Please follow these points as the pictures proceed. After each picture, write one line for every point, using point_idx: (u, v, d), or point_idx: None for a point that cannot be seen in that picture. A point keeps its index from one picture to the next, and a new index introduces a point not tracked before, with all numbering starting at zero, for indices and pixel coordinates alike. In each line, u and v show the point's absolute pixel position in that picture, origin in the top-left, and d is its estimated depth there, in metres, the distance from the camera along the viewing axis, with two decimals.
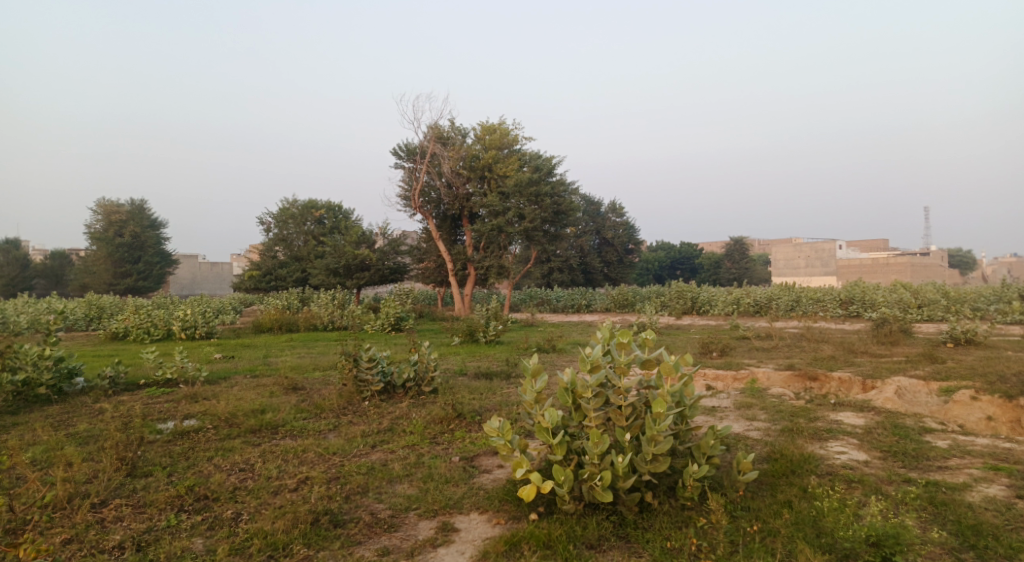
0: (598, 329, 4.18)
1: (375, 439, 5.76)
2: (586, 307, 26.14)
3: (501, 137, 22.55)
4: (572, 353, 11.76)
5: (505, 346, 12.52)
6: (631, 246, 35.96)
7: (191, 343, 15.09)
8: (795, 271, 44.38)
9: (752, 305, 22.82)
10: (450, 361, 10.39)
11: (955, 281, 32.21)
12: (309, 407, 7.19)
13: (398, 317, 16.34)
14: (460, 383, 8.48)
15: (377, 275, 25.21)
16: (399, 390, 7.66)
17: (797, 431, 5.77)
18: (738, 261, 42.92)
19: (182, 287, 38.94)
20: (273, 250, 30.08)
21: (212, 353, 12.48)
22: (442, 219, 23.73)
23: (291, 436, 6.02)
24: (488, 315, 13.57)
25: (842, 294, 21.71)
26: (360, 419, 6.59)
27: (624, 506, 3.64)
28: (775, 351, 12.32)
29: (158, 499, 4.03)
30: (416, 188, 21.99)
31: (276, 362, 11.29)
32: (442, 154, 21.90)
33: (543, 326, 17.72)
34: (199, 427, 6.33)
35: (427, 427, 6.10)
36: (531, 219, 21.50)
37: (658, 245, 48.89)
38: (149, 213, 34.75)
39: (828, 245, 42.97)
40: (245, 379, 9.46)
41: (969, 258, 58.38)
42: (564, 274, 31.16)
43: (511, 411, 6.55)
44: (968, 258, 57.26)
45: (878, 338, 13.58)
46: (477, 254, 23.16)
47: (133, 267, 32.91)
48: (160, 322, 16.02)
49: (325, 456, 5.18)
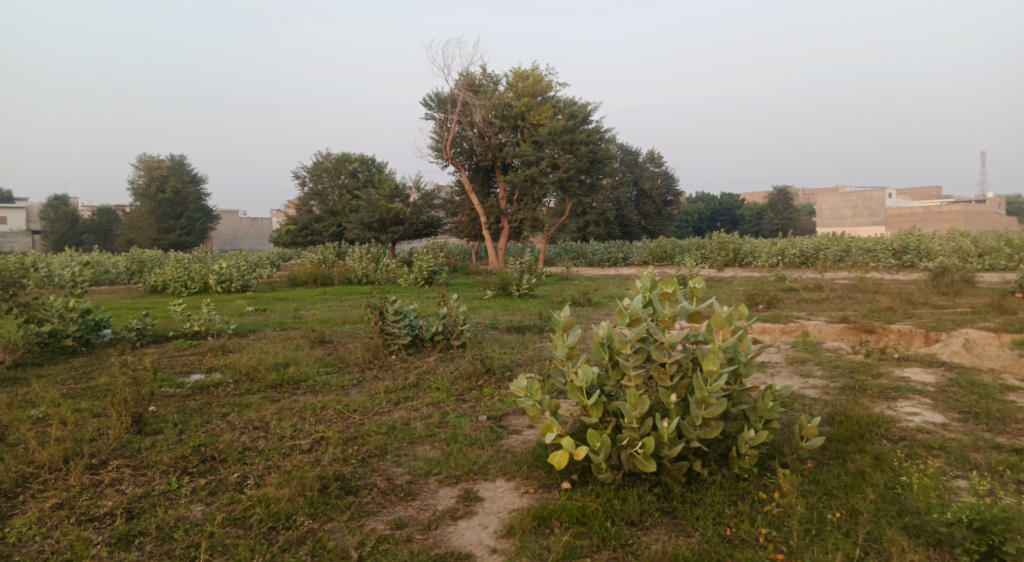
0: (639, 278, 3.71)
1: (400, 396, 5.42)
2: (623, 259, 25.52)
3: (535, 84, 21.72)
4: (609, 306, 11.30)
5: (539, 299, 12.11)
6: (670, 197, 34.90)
7: (225, 296, 15.00)
8: (841, 221, 42.80)
9: (798, 256, 21.91)
10: (481, 315, 10.02)
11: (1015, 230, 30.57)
12: (333, 361, 6.89)
13: (431, 271, 15.98)
14: (491, 336, 8.09)
15: (412, 228, 24.89)
16: (427, 344, 7.32)
17: (860, 389, 5.24)
18: (782, 212, 41.47)
19: (223, 243, 39.32)
20: (309, 204, 29.97)
21: (244, 307, 12.33)
22: (476, 169, 23.16)
23: (312, 392, 5.71)
24: (522, 267, 13.16)
25: (895, 244, 20.65)
26: (385, 375, 6.27)
27: (669, 477, 3.21)
28: (825, 304, 11.65)
29: (162, 458, 3.73)
30: (449, 139, 21.45)
31: (306, 315, 11.07)
32: (474, 103, 21.23)
33: (579, 279, 17.25)
34: (219, 382, 6.07)
35: (455, 383, 5.74)
36: (566, 169, 20.81)
37: (698, 196, 47.54)
38: (189, 168, 34.93)
39: (877, 193, 41.25)
40: (274, 332, 9.24)
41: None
42: (600, 227, 30.41)
43: (543, 367, 6.15)
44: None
45: (936, 289, 12.76)
46: (511, 206, 22.61)
47: (176, 223, 33.24)
48: (197, 276, 15.98)
49: (344, 414, 4.85)
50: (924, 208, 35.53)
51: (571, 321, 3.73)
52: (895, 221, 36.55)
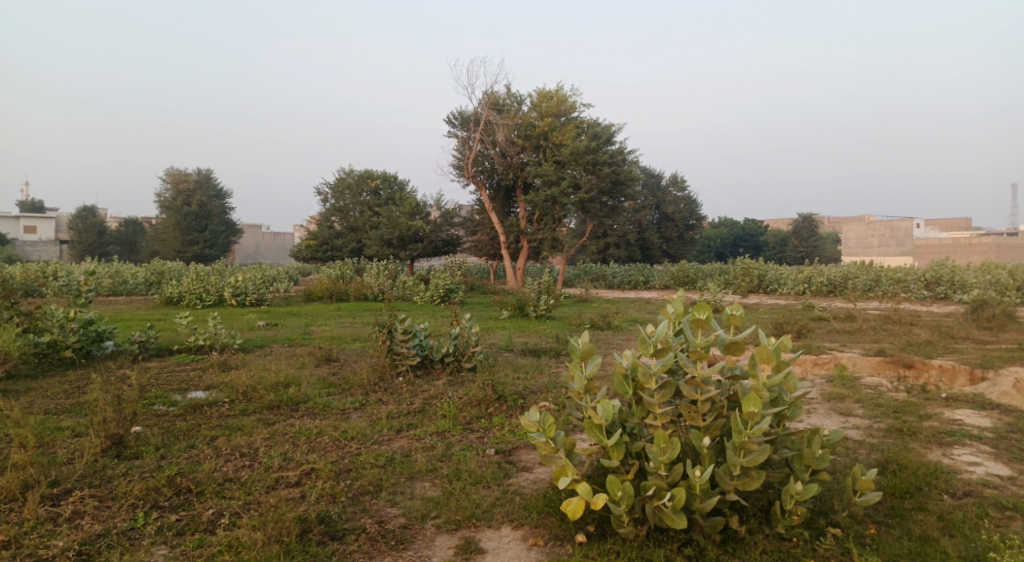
0: (668, 302, 3.29)
1: (403, 422, 5.03)
2: (643, 283, 25.02)
3: (559, 104, 21.48)
4: (629, 331, 10.85)
5: (557, 321, 11.69)
6: (692, 221, 34.37)
7: (239, 309, 14.77)
8: (867, 251, 41.96)
9: (826, 285, 21.28)
10: (496, 336, 9.61)
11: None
12: (337, 382, 6.52)
13: (448, 289, 15.63)
14: (505, 359, 7.68)
15: (431, 246, 24.63)
16: (437, 366, 6.93)
17: (909, 433, 4.75)
18: (806, 240, 40.68)
19: (245, 256, 39.41)
20: (330, 220, 29.88)
21: (255, 321, 12.05)
22: (496, 188, 22.90)
23: (310, 415, 5.32)
24: (540, 288, 12.78)
25: (927, 275, 19.95)
26: (390, 398, 5.88)
27: (702, 535, 2.77)
28: (857, 335, 11.09)
29: (132, 488, 3.36)
30: (470, 158, 21.24)
31: (316, 331, 10.74)
32: (496, 122, 21.01)
33: (599, 302, 16.78)
34: (214, 401, 5.72)
35: (463, 410, 5.33)
36: (587, 190, 20.45)
37: (720, 221, 46.93)
38: (215, 181, 35.15)
39: (905, 223, 40.43)
40: (282, 349, 8.91)
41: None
42: (621, 250, 29.92)
43: (559, 396, 5.72)
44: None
45: (974, 323, 12.15)
46: (532, 227, 22.29)
47: (200, 235, 33.34)
48: (212, 288, 15.78)
49: (340, 442, 4.45)
50: (954, 239, 34.64)
51: (591, 348, 3.30)
52: (923, 251, 35.69)
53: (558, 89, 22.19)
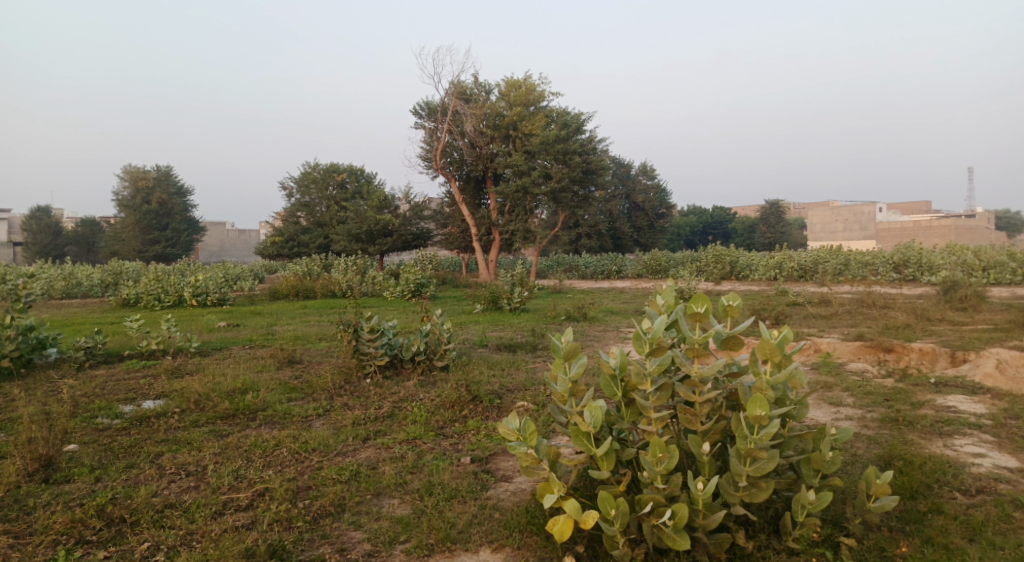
0: (659, 294, 2.99)
1: (370, 429, 4.65)
2: (616, 273, 24.83)
3: (527, 93, 21.14)
4: (606, 322, 10.58)
5: (532, 314, 11.38)
6: (662, 210, 34.31)
7: (200, 310, 14.16)
8: (832, 236, 42.55)
9: (796, 270, 21.29)
10: (468, 331, 9.25)
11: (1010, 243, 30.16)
12: (300, 385, 6.12)
13: (418, 283, 15.22)
14: (479, 356, 7.33)
15: (400, 240, 24.09)
16: (407, 365, 6.56)
17: (905, 423, 4.51)
18: (774, 226, 40.95)
19: (209, 255, 38.37)
20: (295, 215, 29.14)
21: (216, 322, 11.52)
22: (466, 180, 22.48)
23: (269, 425, 4.91)
24: (513, 280, 12.44)
25: (895, 257, 20.05)
26: (357, 402, 5.49)
27: (706, 555, 2.47)
28: (833, 319, 10.96)
29: (53, 521, 2.94)
30: (438, 149, 20.73)
31: (280, 331, 10.25)
32: (465, 112, 20.55)
33: (572, 292, 16.52)
34: (163, 411, 5.27)
35: (435, 413, 4.97)
36: (557, 179, 20.12)
37: (689, 208, 47.07)
38: (176, 179, 34.10)
39: (868, 207, 40.98)
40: (243, 351, 8.44)
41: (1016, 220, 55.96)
42: (592, 240, 29.71)
43: (537, 395, 5.39)
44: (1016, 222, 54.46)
45: (948, 305, 12.13)
46: (502, 218, 21.92)
47: (161, 234, 32.31)
48: (172, 289, 15.11)
49: (300, 455, 4.05)
50: (916, 222, 35.17)
51: (577, 347, 2.98)
52: (886, 234, 36.16)
53: (526, 77, 21.82)
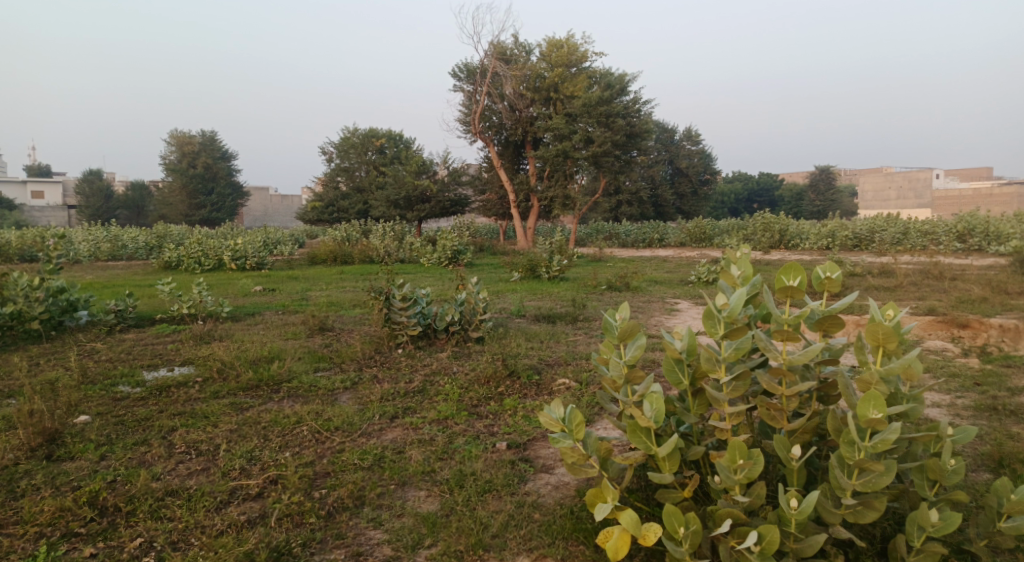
0: (735, 265, 2.50)
1: (399, 406, 4.28)
2: (658, 241, 24.08)
3: (569, 53, 20.32)
4: (650, 293, 10.05)
5: (572, 283, 10.89)
6: (706, 176, 33.19)
7: (237, 274, 14.02)
8: (883, 204, 40.93)
9: (850, 238, 20.28)
10: (506, 300, 8.84)
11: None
12: (328, 354, 5.79)
13: (456, 250, 14.86)
14: (516, 326, 6.91)
15: (439, 206, 23.66)
16: (441, 336, 6.17)
17: (1005, 412, 3.95)
18: (823, 193, 39.38)
19: (252, 220, 38.68)
20: (335, 180, 28.95)
21: (250, 286, 11.32)
22: (505, 145, 21.90)
23: (292, 398, 4.57)
24: (552, 248, 11.95)
25: (958, 226, 18.86)
26: (387, 375, 5.13)
27: None
28: (896, 292, 10.22)
29: (39, 510, 2.62)
30: (477, 112, 20.09)
31: (315, 297, 9.97)
32: (504, 74, 19.68)
33: (614, 261, 15.94)
34: (185, 380, 4.97)
35: (469, 389, 4.57)
36: (600, 144, 19.23)
37: (734, 176, 45.64)
38: (220, 143, 34.33)
39: (924, 174, 39.10)
40: (275, 317, 8.18)
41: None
42: (633, 207, 28.93)
43: (580, 373, 4.95)
44: None
45: (1023, 278, 11.24)
46: (542, 184, 21.29)
47: (206, 199, 32.54)
48: (211, 253, 15.03)
49: (320, 435, 3.68)
50: (976, 190, 33.39)
51: (635, 325, 2.49)
52: (942, 202, 34.43)
53: (568, 37, 20.98)
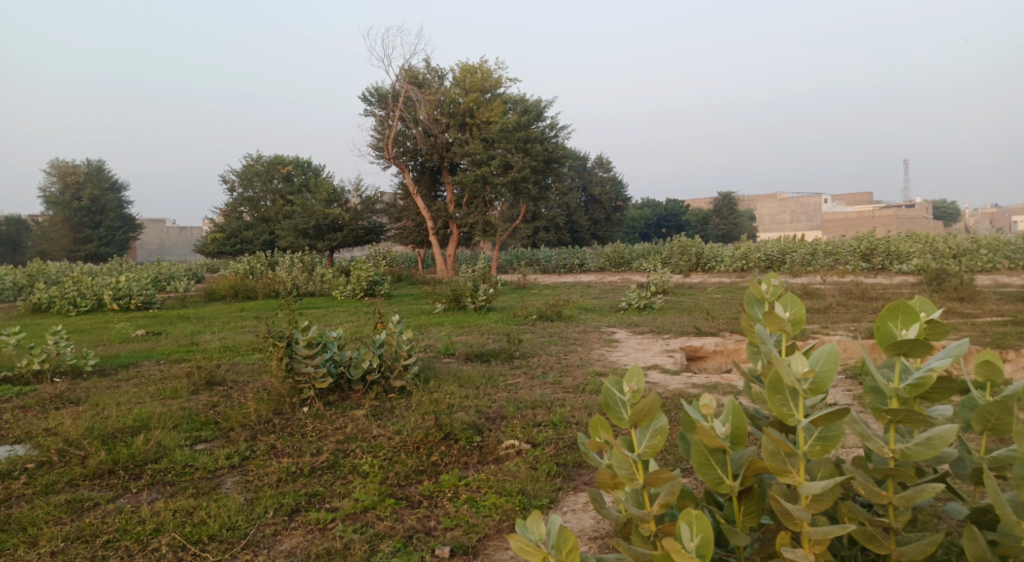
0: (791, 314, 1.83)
1: (302, 492, 3.26)
2: (578, 266, 23.67)
3: (483, 78, 19.76)
4: (584, 322, 9.36)
5: (499, 313, 10.07)
6: (619, 202, 33.34)
7: (119, 316, 12.35)
8: (781, 227, 42.82)
9: (763, 260, 20.57)
10: (430, 336, 7.92)
11: (959, 230, 30.16)
12: (215, 417, 4.69)
13: (371, 281, 13.77)
14: (444, 369, 6.00)
15: (351, 235, 22.36)
16: (357, 387, 5.17)
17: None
18: (727, 217, 40.56)
19: (147, 254, 35.85)
20: (238, 210, 27.08)
21: (131, 330, 9.83)
22: (420, 171, 20.97)
23: (157, 488, 3.47)
24: (475, 277, 11.09)
25: (863, 246, 19.32)
26: (291, 444, 4.10)
27: None
28: (829, 312, 9.93)
29: None
30: (389, 137, 19.09)
31: (208, 340, 8.67)
32: (418, 98, 18.91)
33: (538, 288, 15.25)
34: (14, 467, 3.75)
35: (396, 460, 3.65)
36: (519, 169, 18.70)
37: (644, 201, 46.44)
38: (110, 173, 31.66)
39: (815, 197, 41.05)
40: (156, 368, 6.90)
41: (951, 208, 57.26)
42: (550, 234, 28.63)
43: (528, 430, 4.11)
44: (952, 212, 56.28)
45: (942, 295, 11.29)
46: (459, 211, 20.49)
47: (94, 232, 29.76)
48: (89, 291, 13.25)
49: (186, 556, 2.63)
50: (862, 212, 35.20)
51: (658, 400, 1.58)
52: (833, 224, 36.06)
53: (481, 62, 20.44)
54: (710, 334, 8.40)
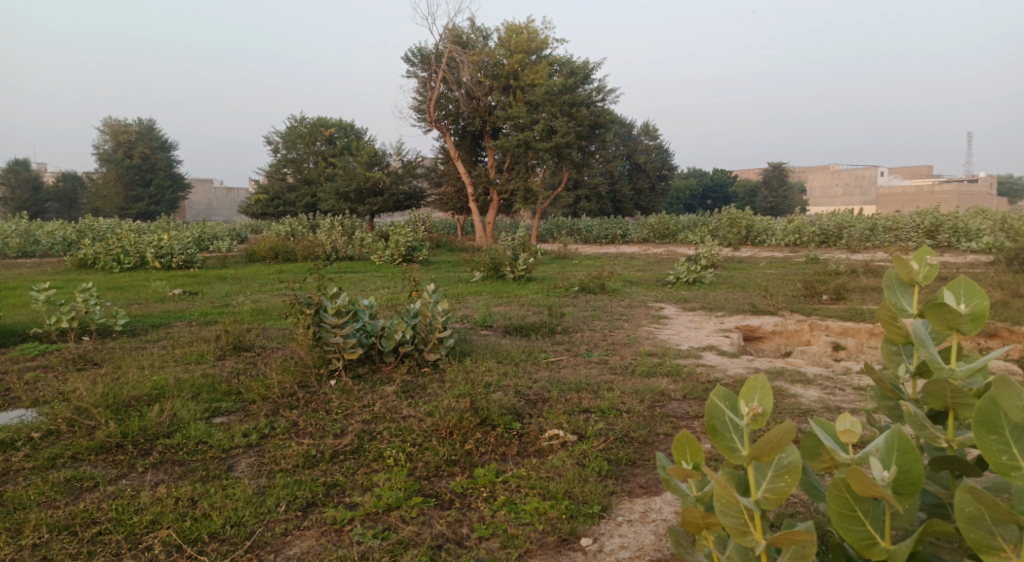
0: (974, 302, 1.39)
1: (319, 482, 2.88)
2: (622, 236, 22.99)
3: (529, 39, 18.99)
4: (631, 296, 8.86)
5: (540, 284, 9.61)
6: (665, 172, 32.29)
7: (157, 275, 12.24)
8: (832, 200, 41.15)
9: (817, 234, 19.60)
10: (467, 306, 7.53)
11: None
12: (238, 387, 4.36)
13: (410, 246, 13.43)
14: (483, 343, 5.61)
15: (392, 199, 22.05)
16: (389, 360, 4.81)
17: None
18: (776, 189, 39.07)
19: (194, 214, 36.28)
20: (281, 172, 27.03)
21: (166, 289, 9.67)
22: (462, 134, 20.45)
23: (164, 468, 3.14)
24: (516, 245, 10.63)
25: (926, 223, 18.17)
26: (312, 421, 3.74)
27: None
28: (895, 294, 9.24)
29: None
30: (431, 99, 18.60)
31: (242, 302, 8.42)
32: (461, 59, 18.30)
33: (580, 258, 14.71)
34: (17, 436, 3.48)
35: (425, 447, 3.26)
36: (563, 134, 17.97)
37: (691, 172, 45.06)
38: (160, 133, 31.89)
39: (870, 171, 39.21)
40: (185, 330, 6.64)
41: (1016, 186, 54.25)
42: (593, 202, 27.91)
43: (574, 418, 3.67)
44: (1016, 188, 53.41)
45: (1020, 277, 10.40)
46: (502, 177, 19.94)
47: (144, 191, 30.13)
48: (131, 249, 13.21)
49: None
50: (920, 187, 33.43)
51: (795, 430, 1.17)
52: (887, 199, 34.42)
53: (528, 23, 19.61)
54: (768, 313, 7.80)
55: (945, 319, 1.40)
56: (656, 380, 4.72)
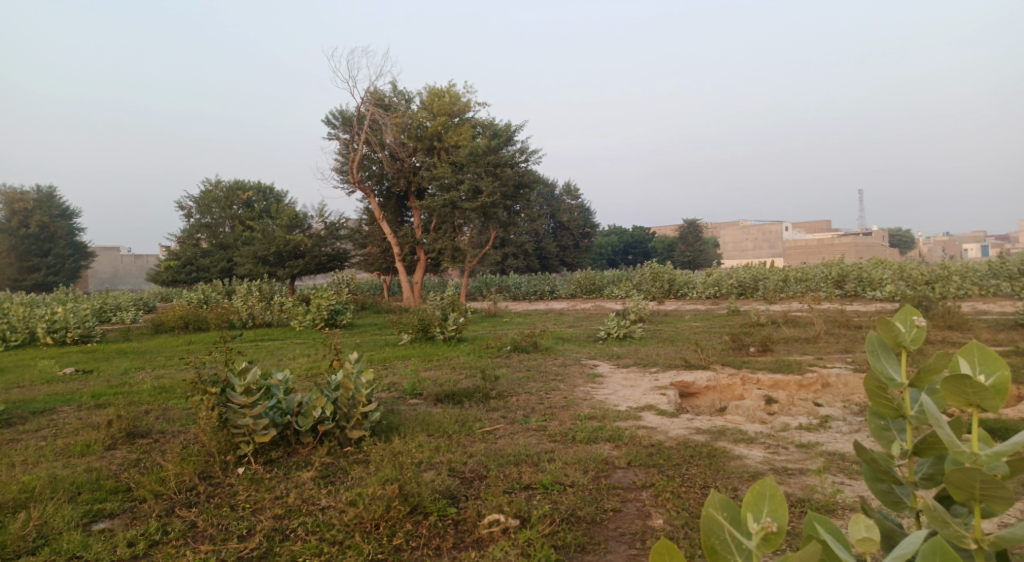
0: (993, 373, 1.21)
1: None
2: (549, 293, 23.00)
3: (451, 102, 19.12)
4: (565, 354, 8.62)
5: (471, 344, 9.26)
6: (588, 229, 32.86)
7: (51, 351, 11.17)
8: (744, 253, 42.88)
9: (736, 286, 20.17)
10: (395, 372, 7.08)
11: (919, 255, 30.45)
12: (128, 482, 3.79)
13: (333, 310, 12.84)
14: (412, 413, 5.19)
15: (313, 262, 21.34)
16: (306, 440, 4.34)
17: None
18: (692, 244, 40.41)
19: (99, 283, 34.13)
20: (194, 237, 25.85)
21: (58, 368, 8.76)
22: (386, 196, 20.16)
23: None
24: (445, 306, 10.29)
25: (835, 272, 18.99)
26: (213, 521, 3.23)
27: None
28: (818, 342, 9.39)
29: None
30: (353, 160, 18.30)
31: (145, 378, 7.66)
32: (384, 121, 18.16)
33: (509, 316, 14.48)
34: None
35: (347, 545, 2.82)
36: (488, 194, 17.97)
37: (611, 229, 46.14)
38: (61, 199, 30.11)
39: (778, 225, 41.21)
40: (74, 414, 5.90)
41: (907, 237, 58.28)
42: (518, 261, 27.96)
43: (515, 497, 3.31)
44: (906, 239, 57.36)
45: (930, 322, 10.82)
46: (427, 237, 19.68)
47: (41, 260, 28.13)
48: (22, 324, 12.08)
49: None
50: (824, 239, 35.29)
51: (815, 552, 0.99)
52: (794, 251, 36.15)
53: (449, 87, 19.75)
54: (701, 367, 7.71)
55: (966, 391, 1.18)
56: (597, 446, 4.44)
